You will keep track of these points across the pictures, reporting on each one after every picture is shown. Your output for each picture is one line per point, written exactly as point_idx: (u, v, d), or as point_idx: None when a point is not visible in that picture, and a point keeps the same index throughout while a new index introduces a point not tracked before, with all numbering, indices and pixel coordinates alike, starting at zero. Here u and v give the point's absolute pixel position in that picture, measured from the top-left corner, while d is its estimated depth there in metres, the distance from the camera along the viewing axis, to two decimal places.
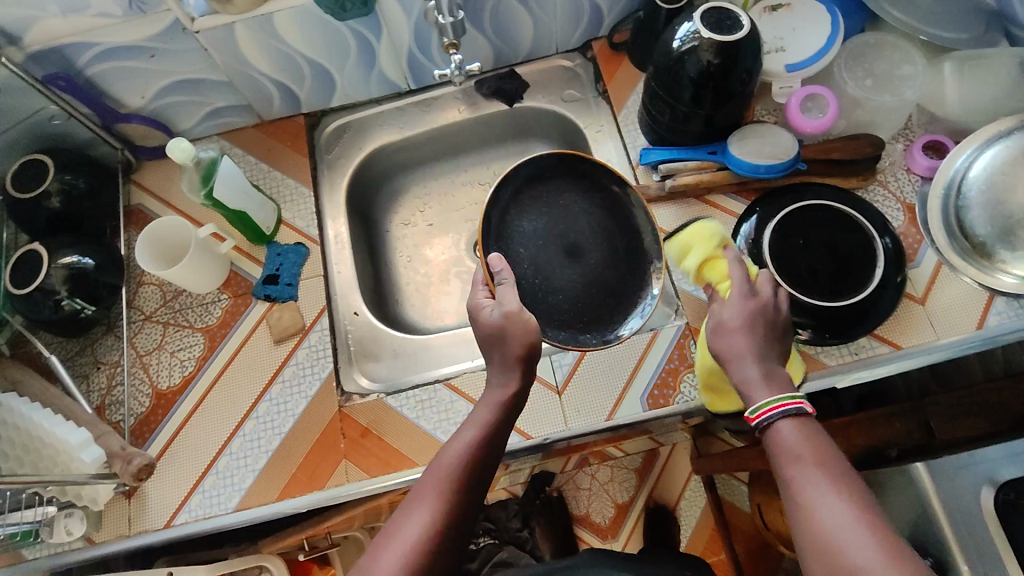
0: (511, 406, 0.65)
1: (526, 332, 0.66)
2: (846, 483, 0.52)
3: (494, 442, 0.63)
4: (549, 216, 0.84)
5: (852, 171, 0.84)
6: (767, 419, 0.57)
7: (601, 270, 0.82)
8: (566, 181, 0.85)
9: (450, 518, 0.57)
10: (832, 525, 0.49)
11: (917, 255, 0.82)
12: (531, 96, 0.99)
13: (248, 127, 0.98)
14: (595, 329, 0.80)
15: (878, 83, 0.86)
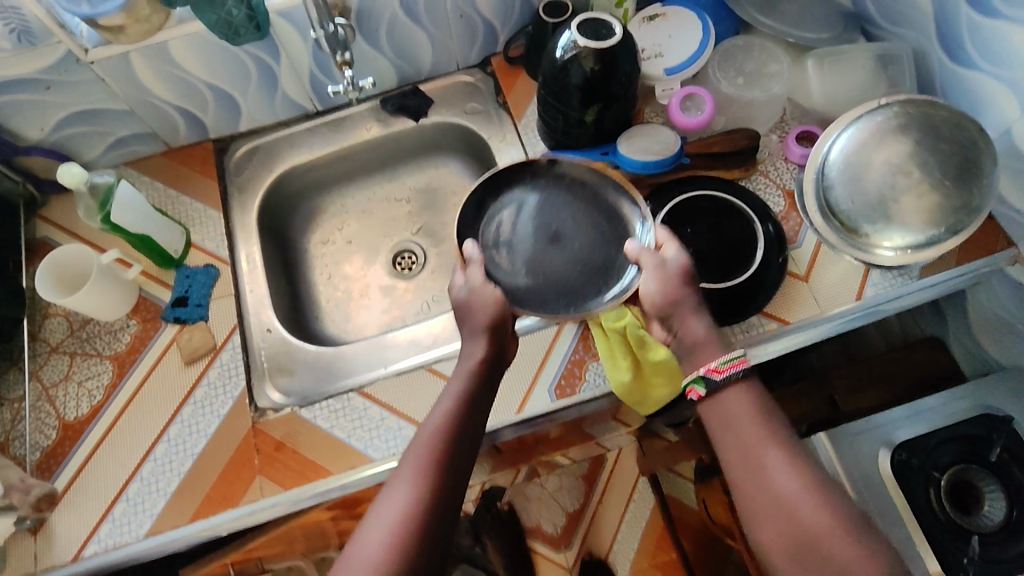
0: (484, 376, 0.69)
1: (495, 302, 0.71)
2: (793, 447, 0.60)
3: (471, 410, 0.66)
4: (527, 205, 0.82)
5: (735, 163, 0.89)
6: (733, 372, 0.64)
7: (582, 253, 0.80)
8: (544, 176, 0.84)
9: (437, 484, 0.59)
10: (785, 483, 0.58)
11: (799, 236, 0.88)
12: (436, 111, 1.03)
13: (155, 155, 0.99)
14: (575, 305, 0.78)
15: (749, 81, 0.93)
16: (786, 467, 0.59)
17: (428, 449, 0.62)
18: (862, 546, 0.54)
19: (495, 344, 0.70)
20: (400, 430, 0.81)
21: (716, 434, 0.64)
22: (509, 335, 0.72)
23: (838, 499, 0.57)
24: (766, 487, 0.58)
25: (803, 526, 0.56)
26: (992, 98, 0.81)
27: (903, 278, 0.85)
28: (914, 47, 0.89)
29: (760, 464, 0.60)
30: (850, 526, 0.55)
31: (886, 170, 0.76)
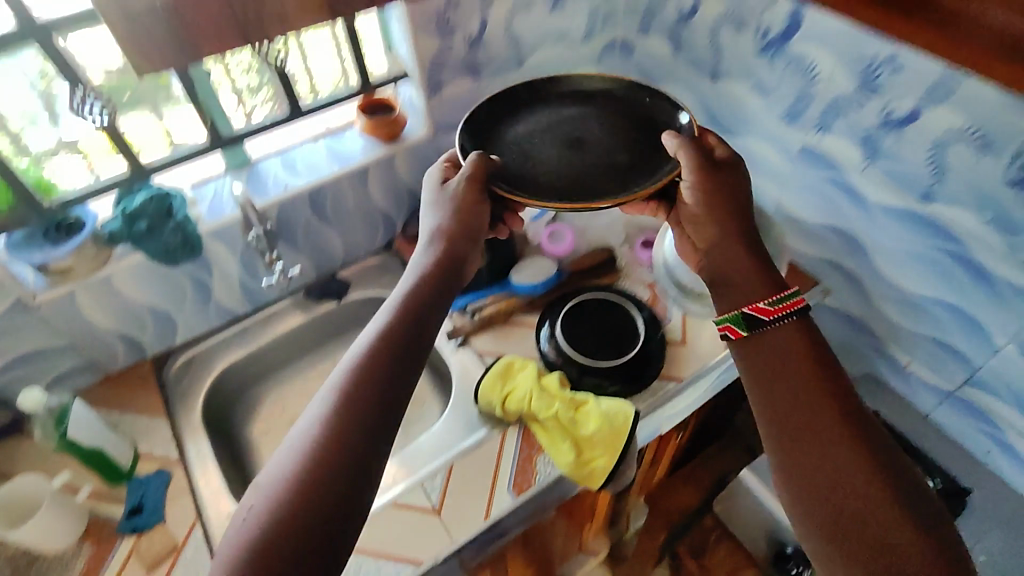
0: (431, 278, 0.72)
1: (454, 207, 0.79)
2: (846, 408, 0.61)
3: (413, 313, 0.68)
4: (552, 119, 0.91)
5: (605, 272, 1.12)
6: (787, 313, 0.67)
7: (603, 154, 0.87)
8: (575, 98, 0.93)
9: (369, 373, 0.60)
10: (836, 446, 0.58)
11: (667, 313, 1.08)
12: (355, 289, 1.20)
13: (93, 385, 1.05)
14: (593, 194, 0.83)
15: (594, 214, 1.21)
16: (836, 431, 0.59)
17: (367, 347, 0.63)
18: (909, 521, 0.54)
19: (448, 255, 0.76)
20: (379, 570, 0.83)
21: (758, 384, 0.66)
22: (464, 243, 0.78)
23: (888, 469, 0.57)
24: (817, 447, 0.59)
25: (850, 498, 0.56)
26: (761, 187, 1.12)
27: None
28: None
29: (806, 425, 0.61)
30: (898, 500, 0.55)
31: None
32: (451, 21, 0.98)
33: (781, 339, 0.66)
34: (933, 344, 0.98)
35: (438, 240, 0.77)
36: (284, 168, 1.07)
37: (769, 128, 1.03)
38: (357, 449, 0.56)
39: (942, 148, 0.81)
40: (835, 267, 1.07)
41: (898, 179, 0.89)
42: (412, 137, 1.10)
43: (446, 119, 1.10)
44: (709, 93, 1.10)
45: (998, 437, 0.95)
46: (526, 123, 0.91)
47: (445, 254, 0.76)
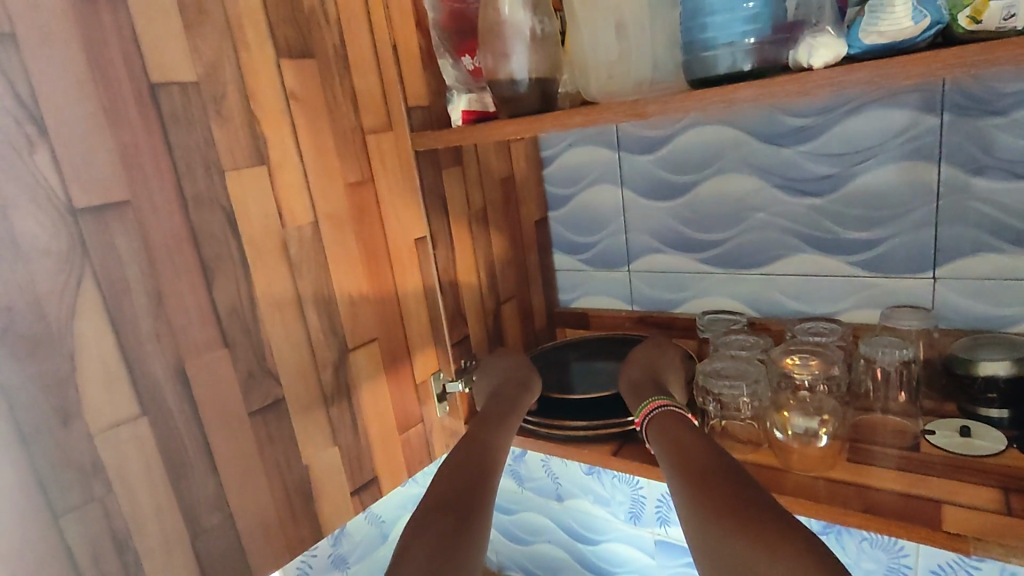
0: (492, 410, 0.76)
1: (496, 367, 0.83)
2: (708, 459, 0.58)
3: (466, 464, 0.67)
4: (571, 361, 0.93)
5: None
6: (648, 416, 0.68)
7: (600, 377, 0.87)
8: (601, 343, 0.95)
9: (467, 489, 0.64)
10: (725, 489, 0.54)
11: None
12: None
13: None
14: (569, 411, 0.81)
15: None
16: (721, 482, 0.55)
17: (425, 503, 0.62)
18: (748, 521, 0.51)
19: (507, 390, 0.79)
20: None
21: (667, 445, 0.63)
22: (506, 386, 0.80)
23: (766, 503, 0.52)
24: (707, 492, 0.55)
25: (710, 542, 0.52)
26: None
27: None
28: None
29: (703, 474, 0.57)
30: (738, 501, 0.53)
31: None
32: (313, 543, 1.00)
33: (666, 419, 0.67)
34: None
35: (496, 384, 0.81)
36: None
37: (621, 532, 1.15)
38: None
39: None
40: None
41: None
42: None
43: None
44: (559, 511, 1.23)
45: None
46: (547, 366, 0.92)
47: (498, 396, 0.78)
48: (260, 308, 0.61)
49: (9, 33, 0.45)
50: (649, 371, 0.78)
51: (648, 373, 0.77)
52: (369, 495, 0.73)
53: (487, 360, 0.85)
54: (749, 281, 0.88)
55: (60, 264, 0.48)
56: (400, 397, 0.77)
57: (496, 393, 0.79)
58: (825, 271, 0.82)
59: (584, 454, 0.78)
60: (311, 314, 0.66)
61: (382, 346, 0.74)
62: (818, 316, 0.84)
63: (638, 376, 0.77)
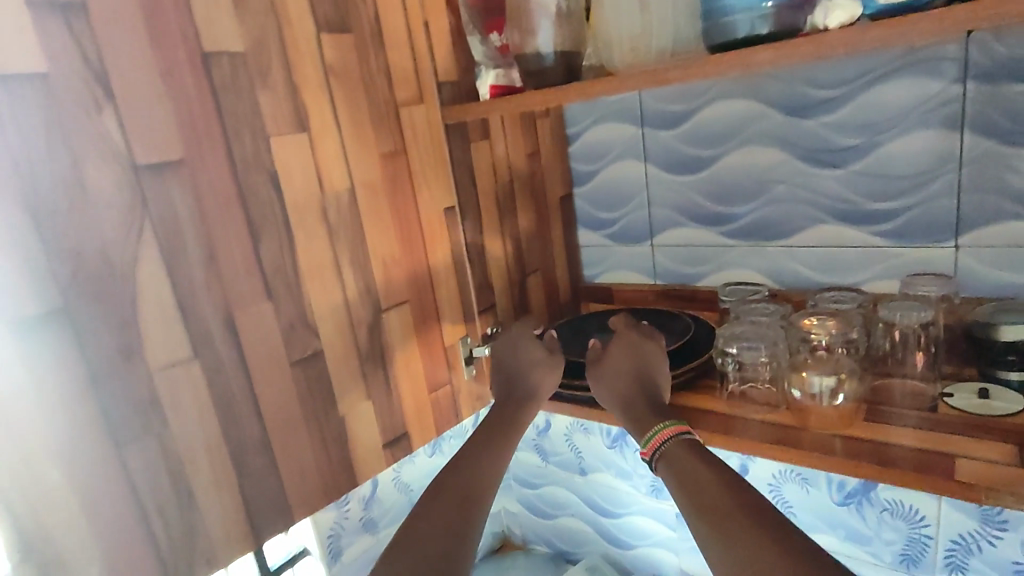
0: (501, 421, 0.75)
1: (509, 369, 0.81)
2: (723, 486, 0.57)
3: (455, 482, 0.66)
4: (593, 330, 0.95)
5: None
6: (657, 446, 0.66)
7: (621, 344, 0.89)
8: (622, 315, 0.98)
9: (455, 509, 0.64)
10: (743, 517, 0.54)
11: None
12: None
13: None
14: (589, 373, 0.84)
15: None
16: (738, 517, 0.54)
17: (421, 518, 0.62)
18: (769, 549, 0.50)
19: (516, 399, 0.78)
20: None
21: (680, 471, 0.62)
22: (515, 396, 0.78)
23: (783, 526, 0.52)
24: (723, 516, 0.55)
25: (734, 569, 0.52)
26: (660, 558, 1.19)
27: None
28: (601, 554, 1.28)
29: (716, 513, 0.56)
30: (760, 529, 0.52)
31: None
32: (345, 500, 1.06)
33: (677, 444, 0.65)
34: None
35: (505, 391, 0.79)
36: None
37: (642, 505, 1.18)
38: None
39: (778, 488, 0.99)
40: None
41: None
42: None
43: None
44: (582, 486, 1.26)
45: None
46: (570, 334, 0.95)
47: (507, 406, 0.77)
48: (302, 267, 0.65)
49: (81, 7, 0.50)
50: (640, 381, 0.74)
51: (636, 386, 0.73)
52: (399, 450, 0.77)
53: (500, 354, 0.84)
54: (771, 253, 0.89)
55: (125, 216, 0.53)
56: (430, 359, 0.81)
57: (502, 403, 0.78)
58: (847, 242, 0.83)
59: (605, 416, 0.81)
60: (347, 274, 0.70)
61: (413, 309, 0.78)
62: (840, 286, 0.85)
63: (628, 395, 0.73)
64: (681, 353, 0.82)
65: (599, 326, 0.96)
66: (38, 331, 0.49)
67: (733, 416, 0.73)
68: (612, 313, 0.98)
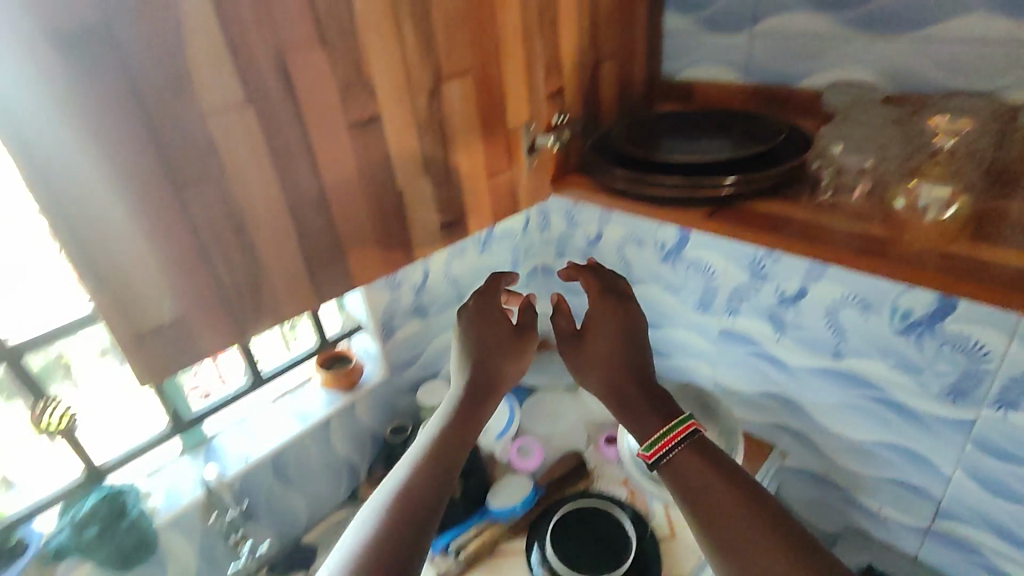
0: (474, 396, 0.81)
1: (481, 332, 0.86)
2: (738, 498, 0.65)
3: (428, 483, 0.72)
4: (668, 131, 0.86)
5: (576, 477, 1.15)
6: (666, 449, 0.71)
7: (698, 146, 0.81)
8: (702, 118, 0.87)
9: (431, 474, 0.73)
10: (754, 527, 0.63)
11: (648, 507, 1.10)
12: (325, 550, 1.13)
13: None
14: (661, 170, 0.77)
15: (553, 420, 1.28)
16: (754, 523, 0.63)
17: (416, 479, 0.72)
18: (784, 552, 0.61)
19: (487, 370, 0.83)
20: None
21: (692, 481, 0.68)
22: (487, 362, 0.84)
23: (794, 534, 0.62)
24: (740, 529, 0.63)
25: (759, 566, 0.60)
26: (696, 369, 1.24)
27: None
28: None
29: (749, 551, 0.61)
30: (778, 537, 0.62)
31: None
32: (397, 278, 1.12)
33: (685, 456, 0.70)
34: (893, 483, 1.05)
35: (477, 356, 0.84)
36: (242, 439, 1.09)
37: (686, 318, 1.20)
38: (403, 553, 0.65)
39: (835, 313, 0.97)
40: (781, 428, 1.17)
41: (809, 344, 1.04)
42: (369, 382, 1.17)
43: (402, 357, 1.20)
44: None
45: (987, 563, 0.98)
46: (641, 132, 0.86)
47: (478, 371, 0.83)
48: (357, 11, 0.58)
49: None
50: (620, 357, 0.81)
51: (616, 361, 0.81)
52: (455, 233, 0.76)
53: (484, 307, 0.88)
54: (896, 49, 0.76)
55: None
56: (491, 141, 0.75)
57: (478, 363, 0.84)
58: (999, 35, 0.69)
59: (665, 215, 0.75)
60: (407, 29, 0.62)
61: (476, 81, 0.70)
62: (973, 92, 0.72)
63: (605, 369, 0.81)
64: (758, 161, 0.75)
65: (671, 128, 0.87)
66: (80, 46, 0.44)
67: (817, 224, 0.68)
68: (689, 117, 0.88)
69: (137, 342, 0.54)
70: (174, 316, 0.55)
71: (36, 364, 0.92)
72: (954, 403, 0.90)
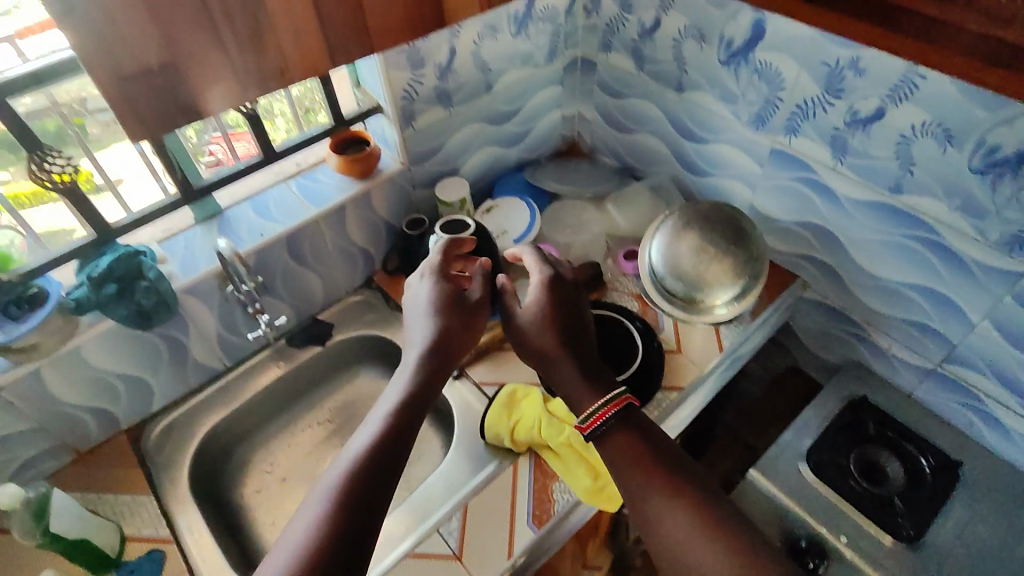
0: (438, 350, 0.79)
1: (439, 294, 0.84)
2: (662, 481, 0.68)
3: (383, 456, 0.67)
4: None
5: (593, 287, 1.14)
6: (601, 425, 0.73)
7: None
8: None
9: (391, 430, 0.69)
10: (682, 505, 0.66)
11: (659, 323, 1.11)
12: (340, 330, 1.18)
13: (64, 467, 1.01)
14: None
15: (575, 229, 1.24)
16: (679, 502, 0.66)
17: (374, 435, 0.68)
18: (707, 533, 0.64)
19: (450, 326, 0.81)
20: None
21: (622, 460, 0.71)
22: (451, 317, 0.82)
23: (719, 513, 0.66)
24: (667, 510, 0.66)
25: (681, 549, 0.64)
26: (733, 190, 1.17)
27: (741, 325, 1.10)
28: (670, 177, 1.26)
29: (669, 535, 0.65)
30: (703, 517, 0.65)
31: (693, 252, 1.04)
32: (420, 54, 0.99)
33: (616, 440, 0.72)
34: (910, 325, 1.04)
35: (439, 313, 0.82)
36: (258, 214, 1.06)
37: (736, 134, 1.08)
38: (361, 511, 0.62)
39: (908, 142, 0.87)
40: (809, 259, 1.13)
41: (868, 174, 0.95)
42: (387, 170, 1.11)
43: (423, 148, 1.12)
44: (673, 103, 1.14)
45: (980, 407, 1.00)
46: None
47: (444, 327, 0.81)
48: None
49: None
50: (556, 329, 0.82)
51: (547, 334, 0.81)
52: None
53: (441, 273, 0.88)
54: None
55: None
56: None
57: (438, 318, 0.81)
58: None
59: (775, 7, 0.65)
60: None
61: None
62: None
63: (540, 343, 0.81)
64: None
65: None
66: None
67: (941, 23, 0.58)
68: None
69: (122, 87, 0.46)
70: (162, 59, 0.46)
71: (49, 116, 0.89)
72: (1009, 254, 0.85)
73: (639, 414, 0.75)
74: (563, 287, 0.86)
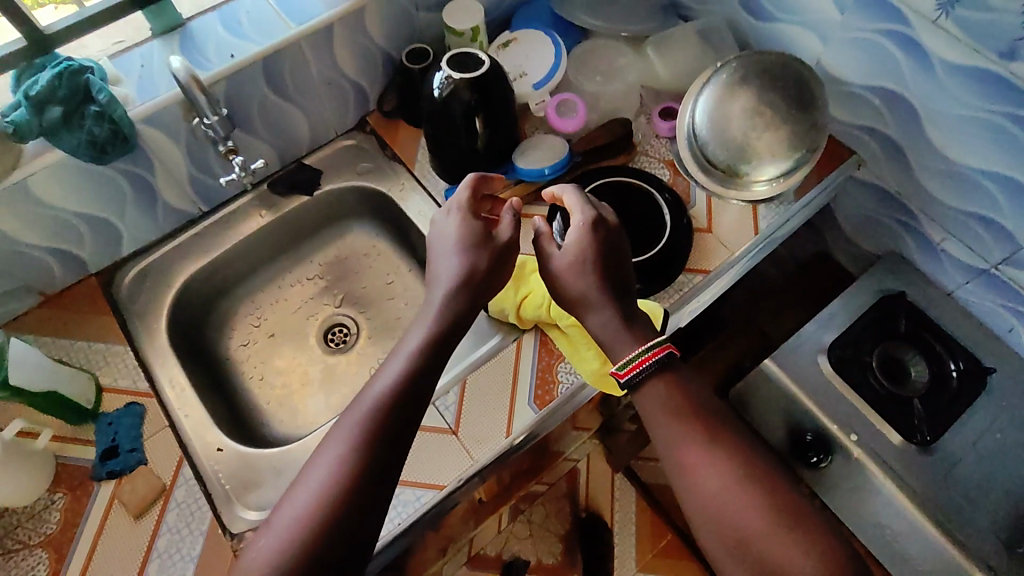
0: (468, 286, 0.71)
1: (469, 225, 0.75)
2: (705, 437, 0.64)
3: (400, 404, 0.64)
4: None
5: (620, 149, 0.99)
6: (640, 372, 0.67)
7: None
8: None
9: (413, 378, 0.66)
10: (724, 465, 0.62)
11: (691, 196, 0.97)
12: (328, 179, 1.04)
13: (32, 310, 0.93)
14: None
15: (605, 77, 1.06)
16: (722, 460, 0.62)
17: (395, 382, 0.65)
18: (750, 496, 0.60)
19: (483, 260, 0.73)
20: (398, 497, 0.78)
21: (662, 412, 0.66)
22: (482, 253, 0.73)
23: (764, 472, 0.62)
24: (707, 468, 0.62)
25: (721, 510, 0.60)
26: (800, 40, 0.97)
27: (784, 205, 0.96)
28: (725, 19, 1.05)
29: (709, 494, 0.61)
30: (747, 478, 0.61)
31: (744, 115, 0.89)
32: None
33: (656, 391, 0.67)
34: (974, 220, 0.91)
35: (468, 247, 0.73)
36: (227, 30, 0.88)
37: None
38: (380, 464, 0.61)
39: None
40: (873, 133, 0.97)
41: (975, 30, 0.77)
42: None
43: None
44: None
45: None
46: None
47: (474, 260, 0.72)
48: None
49: None
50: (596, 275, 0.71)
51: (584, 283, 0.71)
52: None
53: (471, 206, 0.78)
54: None
55: None
56: None
57: (467, 257, 0.73)
58: None
59: None
60: None
61: None
62: None
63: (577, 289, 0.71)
64: None
65: None
66: None
67: None
68: None
69: None
70: None
71: None
72: None
73: (682, 364, 0.69)
74: (605, 225, 0.73)
